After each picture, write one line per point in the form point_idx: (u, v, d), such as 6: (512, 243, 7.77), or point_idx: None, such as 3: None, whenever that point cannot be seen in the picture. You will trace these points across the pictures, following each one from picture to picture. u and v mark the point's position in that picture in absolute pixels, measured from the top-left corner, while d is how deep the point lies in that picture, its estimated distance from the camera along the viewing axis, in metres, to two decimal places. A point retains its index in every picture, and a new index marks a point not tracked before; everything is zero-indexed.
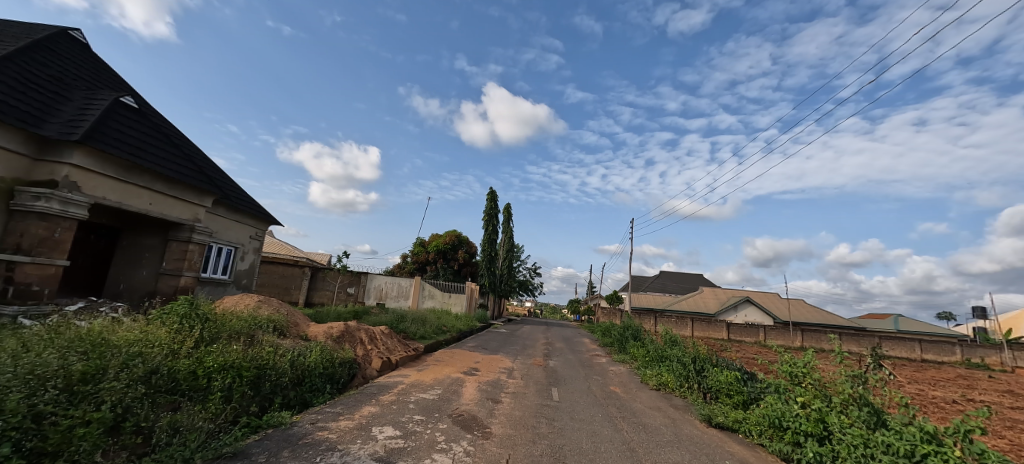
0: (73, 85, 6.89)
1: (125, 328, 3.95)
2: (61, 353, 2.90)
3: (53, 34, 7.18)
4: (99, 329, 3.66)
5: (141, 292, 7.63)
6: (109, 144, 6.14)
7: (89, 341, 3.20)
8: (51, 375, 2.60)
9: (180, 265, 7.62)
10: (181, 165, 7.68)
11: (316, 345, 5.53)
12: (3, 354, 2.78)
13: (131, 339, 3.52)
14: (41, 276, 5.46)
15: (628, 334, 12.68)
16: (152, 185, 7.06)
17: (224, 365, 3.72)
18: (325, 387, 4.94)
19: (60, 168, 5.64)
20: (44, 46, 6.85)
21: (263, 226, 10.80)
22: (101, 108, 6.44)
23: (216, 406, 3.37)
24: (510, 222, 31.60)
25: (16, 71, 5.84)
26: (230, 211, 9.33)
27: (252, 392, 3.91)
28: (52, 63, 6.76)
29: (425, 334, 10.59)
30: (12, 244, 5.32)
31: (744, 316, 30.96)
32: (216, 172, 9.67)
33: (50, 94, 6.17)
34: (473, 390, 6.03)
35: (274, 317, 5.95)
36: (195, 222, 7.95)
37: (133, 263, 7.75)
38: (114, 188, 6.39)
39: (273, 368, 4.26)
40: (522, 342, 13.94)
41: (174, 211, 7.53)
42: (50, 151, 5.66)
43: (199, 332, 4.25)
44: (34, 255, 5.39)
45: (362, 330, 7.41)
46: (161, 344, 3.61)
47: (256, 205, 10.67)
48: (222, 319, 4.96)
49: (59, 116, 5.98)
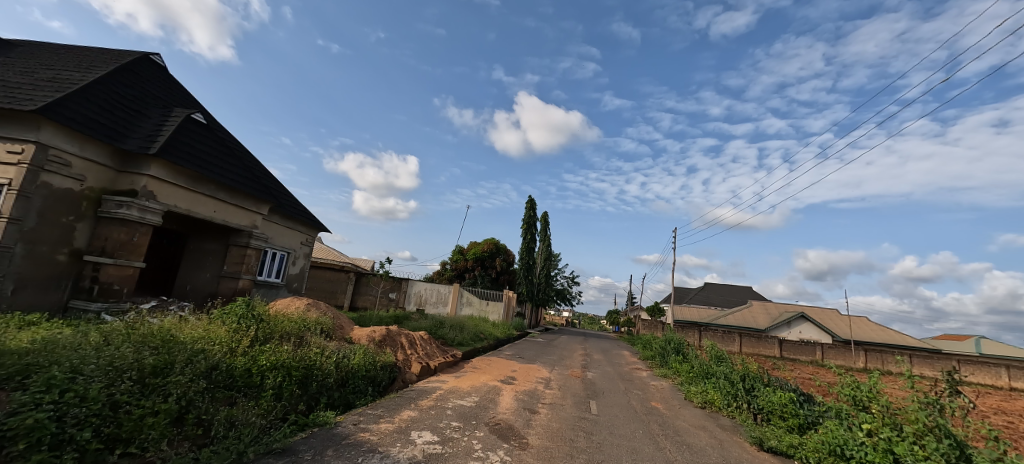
0: (152, 104, 7.60)
1: (191, 326, 4.27)
2: (137, 347, 3.17)
3: (135, 58, 7.96)
4: (168, 326, 3.98)
5: (204, 293, 8.25)
6: (180, 157, 6.70)
7: (160, 337, 3.49)
8: (126, 367, 2.84)
9: (239, 268, 8.18)
10: (241, 175, 8.25)
11: (360, 347, 5.72)
12: (89, 347, 3.09)
13: (195, 337, 3.80)
14: (121, 277, 6.04)
15: (670, 347, 12.19)
16: (218, 194, 7.65)
17: (275, 364, 3.93)
18: (367, 389, 5.08)
19: (139, 179, 6.24)
20: (127, 69, 7.60)
21: (313, 232, 11.36)
22: (176, 126, 7.10)
23: (268, 404, 3.54)
24: (549, 230, 31.44)
25: (104, 94, 6.53)
26: (284, 218, 9.91)
27: (300, 391, 4.09)
28: (134, 85, 7.50)
29: (463, 341, 10.69)
30: (99, 247, 5.94)
31: (798, 333, 28.97)
32: (272, 181, 10.35)
33: (132, 113, 6.85)
34: (510, 399, 6.01)
35: (322, 320, 6.20)
36: (253, 228, 8.51)
37: (197, 266, 8.38)
38: (184, 197, 6.97)
39: (321, 369, 4.46)
40: (559, 352, 13.79)
41: (234, 218, 8.08)
42: (131, 163, 6.27)
43: (255, 332, 4.52)
44: (116, 257, 5.97)
45: (403, 334, 7.59)
46: (221, 342, 3.87)
47: (307, 212, 11.29)
48: (275, 320, 5.26)
49: (139, 133, 6.61)
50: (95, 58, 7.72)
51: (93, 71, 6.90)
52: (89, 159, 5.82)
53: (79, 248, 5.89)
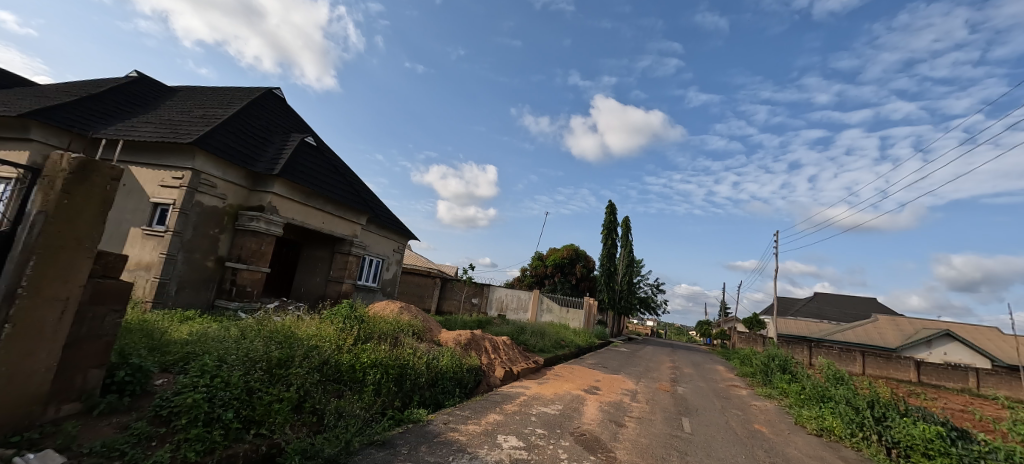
0: (275, 132, 8.84)
1: (306, 324, 4.84)
2: (266, 342, 3.67)
3: (262, 94, 9.34)
4: (289, 323, 4.57)
5: (315, 295, 9.30)
6: (296, 175, 7.68)
7: (283, 333, 4.01)
8: (258, 358, 3.30)
9: (342, 273, 9.10)
10: (344, 190, 9.20)
11: (447, 350, 6.00)
12: (231, 339, 3.65)
13: (310, 334, 4.30)
14: (253, 280, 7.06)
15: (774, 364, 10.94)
16: (326, 207, 8.61)
17: (375, 362, 4.28)
18: (455, 390, 5.29)
19: (266, 196, 7.26)
20: (256, 103, 8.95)
21: (404, 240, 12.26)
22: (293, 149, 8.16)
23: (369, 398, 3.86)
24: (630, 235, 30.28)
25: (240, 125, 7.76)
26: (380, 227, 10.85)
27: (396, 388, 4.40)
28: (261, 116, 8.80)
29: (544, 347, 10.70)
30: (237, 255, 7.02)
31: (943, 355, 24.17)
32: (369, 194, 11.40)
33: (260, 140, 8.03)
34: (595, 410, 5.85)
35: (413, 322, 6.64)
36: (354, 237, 9.43)
37: (309, 270, 9.47)
38: (300, 210, 7.96)
39: (414, 368, 4.76)
40: (645, 363, 13.14)
41: (339, 228, 9.02)
42: (259, 183, 7.34)
43: (357, 331, 4.98)
44: (249, 263, 7.00)
45: (487, 339, 7.81)
46: (330, 340, 4.33)
47: (399, 222, 12.23)
48: (373, 321, 5.75)
49: (265, 156, 7.73)
50: (233, 96, 9.23)
51: (231, 107, 8.23)
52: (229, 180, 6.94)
53: (222, 255, 7.00)
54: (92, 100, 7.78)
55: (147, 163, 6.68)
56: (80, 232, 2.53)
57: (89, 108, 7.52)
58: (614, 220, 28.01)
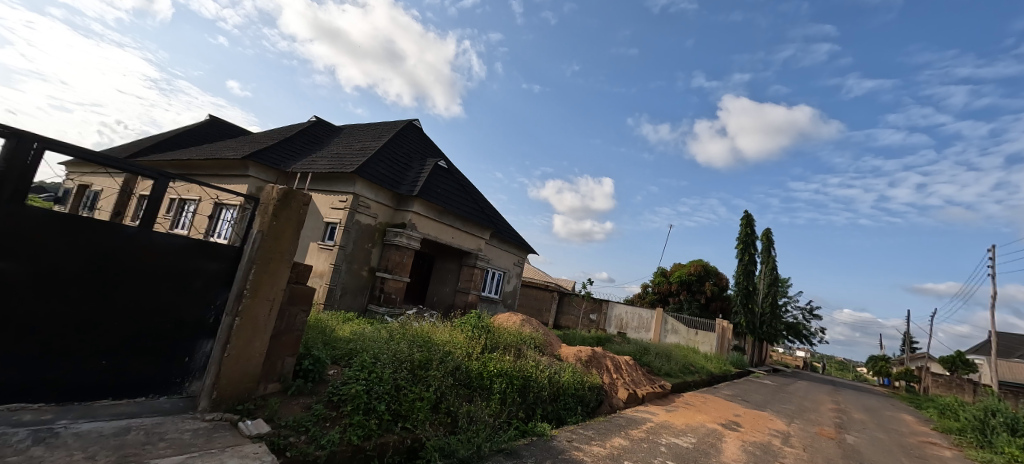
0: (414, 158, 10.07)
1: (442, 330, 5.34)
2: (410, 344, 4.15)
3: (404, 126, 10.77)
4: (428, 329, 5.09)
5: (445, 304, 10.16)
6: (431, 195, 8.61)
7: (423, 338, 4.48)
8: (404, 359, 3.74)
9: (469, 284, 9.80)
10: (471, 207, 9.97)
11: (568, 365, 5.98)
12: (383, 340, 4.22)
13: (444, 340, 4.73)
14: (396, 288, 8.04)
15: (998, 423, 8.28)
16: (455, 223, 9.43)
17: (501, 372, 4.47)
18: (577, 407, 5.22)
19: (407, 214, 8.28)
20: (400, 135, 10.34)
21: (523, 254, 12.71)
22: (428, 172, 9.17)
23: (497, 406, 4.04)
24: (772, 250, 26.51)
25: (388, 154, 9.04)
26: (501, 241, 11.45)
27: (520, 399, 4.52)
28: (404, 146, 10.12)
29: (671, 371, 9.92)
30: (385, 266, 8.10)
31: None
32: (492, 210, 12.14)
33: (403, 166, 9.23)
34: (736, 449, 5.17)
35: (534, 335, 6.80)
36: (479, 251, 10.10)
37: (440, 281, 10.38)
38: (434, 227, 8.87)
39: (537, 381, 4.84)
40: (798, 401, 11.20)
41: (466, 242, 9.78)
42: (402, 203, 8.42)
43: (485, 340, 5.30)
44: (394, 273, 8.01)
45: (608, 357, 7.57)
46: (461, 347, 4.69)
47: (519, 236, 12.74)
48: (498, 331, 6.05)
49: (407, 180, 8.84)
50: (383, 130, 10.82)
51: (381, 139, 9.66)
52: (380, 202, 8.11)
53: (374, 266, 8.15)
54: (287, 142, 9.89)
55: (321, 190, 8.21)
56: (283, 247, 3.18)
57: (285, 148, 9.57)
58: (751, 233, 24.90)
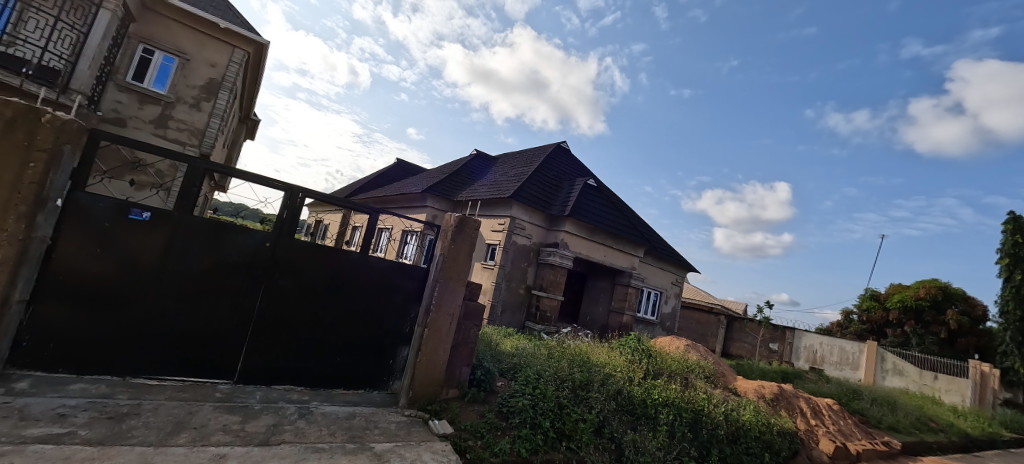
0: (564, 179, 10.44)
1: (600, 351, 5.32)
2: (570, 364, 4.23)
3: (554, 149, 11.29)
4: (587, 349, 5.13)
5: (599, 324, 10.04)
6: (582, 215, 8.76)
7: (582, 358, 4.52)
8: (565, 378, 3.84)
9: (623, 304, 9.53)
10: (622, 224, 9.75)
11: (749, 403, 5.19)
12: (545, 358, 4.43)
13: (604, 362, 4.67)
14: (551, 306, 8.33)
15: None
16: (606, 241, 9.35)
17: (667, 401, 4.16)
18: (764, 455, 4.45)
19: (559, 234, 8.59)
20: (550, 158, 10.88)
21: (683, 272, 11.76)
22: (577, 192, 9.37)
23: (664, 439, 3.75)
24: None
25: (539, 178, 9.61)
26: (656, 259, 10.88)
27: (692, 435, 4.10)
28: (554, 168, 10.60)
29: (899, 425, 7.66)
30: (540, 284, 8.51)
31: None
32: (644, 226, 11.65)
33: (553, 188, 9.67)
34: None
35: (702, 364, 6.15)
36: (632, 269, 9.76)
37: (593, 300, 10.34)
38: (585, 245, 8.97)
39: (710, 416, 4.34)
40: None
41: (618, 260, 9.58)
42: (555, 223, 8.79)
43: (647, 365, 5.04)
44: (548, 291, 8.34)
45: (801, 398, 6.30)
46: (622, 371, 4.55)
47: (676, 253, 11.87)
48: (661, 356, 5.68)
49: (558, 201, 9.22)
50: (534, 155, 11.55)
51: (533, 164, 10.32)
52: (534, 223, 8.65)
53: (530, 285, 8.64)
54: (454, 174, 11.39)
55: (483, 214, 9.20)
56: (460, 268, 3.61)
57: (453, 180, 11.05)
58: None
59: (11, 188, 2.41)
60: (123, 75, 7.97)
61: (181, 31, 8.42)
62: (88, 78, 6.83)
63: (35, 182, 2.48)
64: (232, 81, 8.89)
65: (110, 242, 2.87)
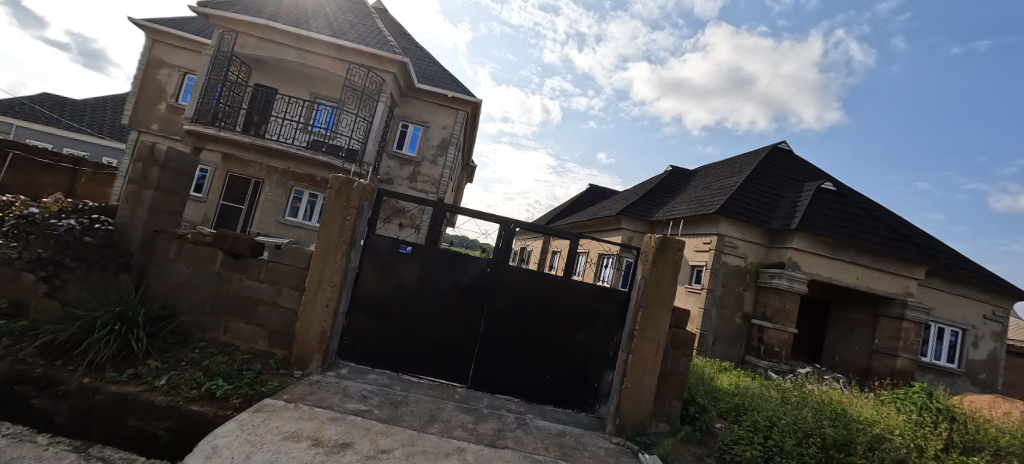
0: (787, 186, 8.80)
1: (863, 406, 4.12)
2: (815, 415, 3.43)
3: (770, 153, 9.69)
4: (840, 400, 4.06)
5: (857, 368, 7.78)
6: (818, 227, 7.18)
7: (834, 409, 3.59)
8: (809, 431, 3.14)
9: (895, 344, 7.21)
10: (885, 235, 7.47)
11: None
12: (777, 404, 3.73)
13: (870, 419, 3.59)
14: (781, 340, 6.96)
15: None
16: (859, 260, 7.31)
17: None
18: None
19: (786, 251, 7.25)
20: (766, 164, 9.38)
21: (1008, 302, 8.08)
22: (809, 200, 7.73)
23: None
24: None
25: (753, 188, 8.43)
26: (950, 283, 7.88)
27: None
28: (773, 175, 9.09)
29: None
30: (762, 313, 7.29)
31: None
32: (925, 238, 8.60)
33: (773, 198, 8.28)
34: None
35: None
36: (908, 296, 7.29)
37: (844, 336, 8.13)
38: (827, 265, 7.24)
39: None
40: None
41: (883, 285, 7.33)
42: (778, 239, 7.50)
43: (952, 433, 3.59)
44: (775, 322, 7.03)
45: None
46: (903, 437, 3.40)
47: (991, 274, 8.29)
48: (978, 423, 3.96)
49: (780, 213, 7.85)
50: (745, 162, 10.15)
51: (744, 173, 9.12)
52: (749, 240, 7.60)
53: (749, 313, 7.51)
54: (648, 194, 11.02)
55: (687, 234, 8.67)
56: (663, 292, 3.40)
57: (649, 200, 10.72)
58: None
59: (341, 235, 3.59)
60: (392, 146, 10.89)
61: (424, 106, 11.02)
62: (372, 152, 9.74)
63: (351, 230, 3.61)
64: (457, 137, 11.04)
65: (389, 270, 3.91)
